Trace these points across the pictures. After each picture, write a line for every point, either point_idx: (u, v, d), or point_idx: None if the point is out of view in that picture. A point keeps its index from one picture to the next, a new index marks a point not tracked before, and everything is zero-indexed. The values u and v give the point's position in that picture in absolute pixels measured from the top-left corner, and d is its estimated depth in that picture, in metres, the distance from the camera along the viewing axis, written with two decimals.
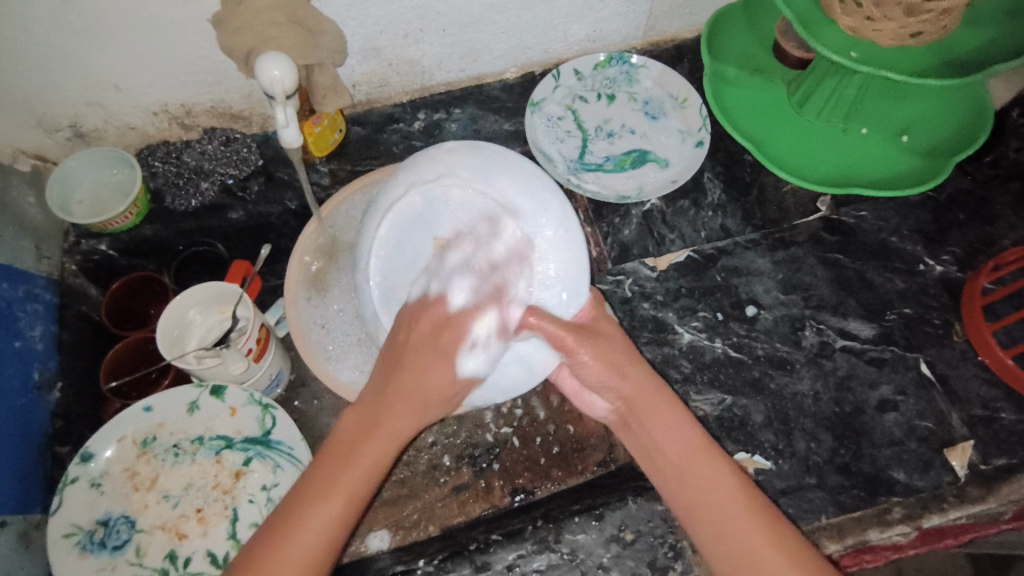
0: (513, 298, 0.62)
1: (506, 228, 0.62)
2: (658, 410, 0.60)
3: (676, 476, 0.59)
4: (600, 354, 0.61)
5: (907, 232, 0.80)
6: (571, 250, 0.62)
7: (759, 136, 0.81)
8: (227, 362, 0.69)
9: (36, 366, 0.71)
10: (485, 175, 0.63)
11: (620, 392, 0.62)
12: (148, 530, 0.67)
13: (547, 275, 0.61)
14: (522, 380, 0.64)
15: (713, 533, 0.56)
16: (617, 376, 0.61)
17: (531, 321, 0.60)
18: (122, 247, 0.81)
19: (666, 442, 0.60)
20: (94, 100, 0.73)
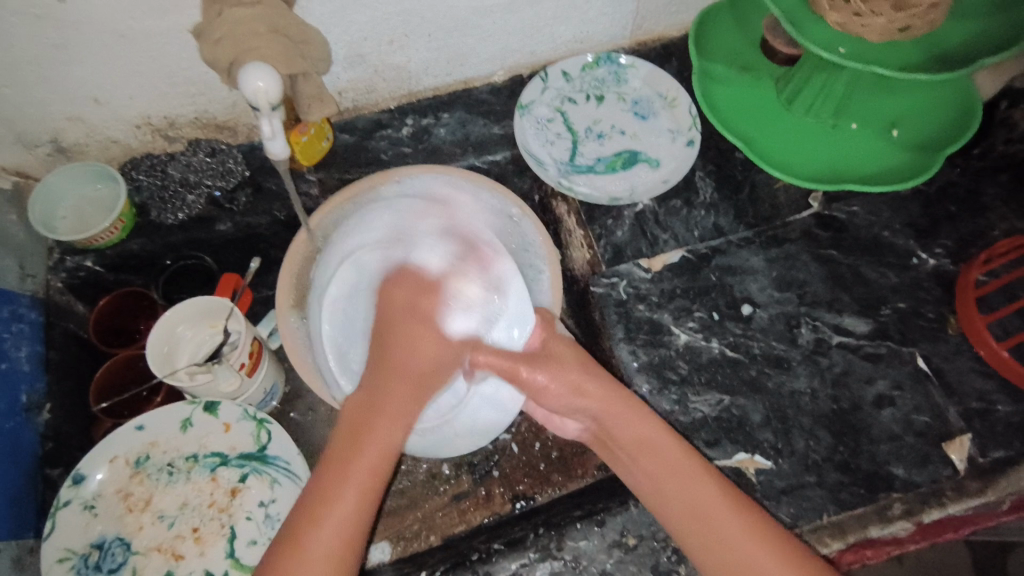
0: None
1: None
2: (627, 420, 0.61)
3: (670, 500, 0.58)
4: (559, 382, 0.63)
5: (899, 226, 0.80)
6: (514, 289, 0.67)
7: (749, 133, 0.80)
8: (219, 379, 0.69)
9: (23, 388, 0.70)
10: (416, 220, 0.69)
11: (585, 412, 0.63)
12: (144, 552, 0.66)
13: (491, 310, 0.67)
14: (497, 419, 0.71)
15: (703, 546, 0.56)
16: (580, 397, 0.63)
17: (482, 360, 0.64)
18: (108, 262, 0.79)
19: (642, 454, 0.61)
20: (74, 113, 0.72)
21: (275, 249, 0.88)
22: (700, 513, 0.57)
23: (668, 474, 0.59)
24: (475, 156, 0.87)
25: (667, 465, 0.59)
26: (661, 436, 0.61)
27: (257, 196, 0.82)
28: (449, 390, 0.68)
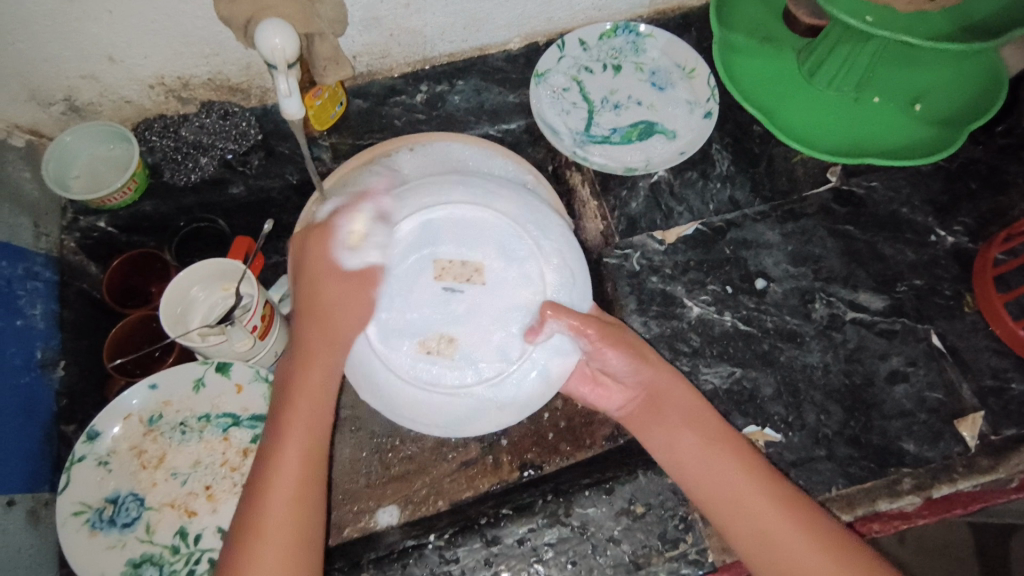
0: (527, 305, 0.66)
1: (518, 246, 0.67)
2: (669, 388, 0.62)
3: (699, 477, 0.59)
4: (624, 350, 0.62)
5: (918, 203, 0.79)
6: (564, 257, 0.67)
7: (769, 105, 0.79)
8: (233, 339, 0.68)
9: (39, 345, 0.71)
10: (490, 193, 0.68)
11: (643, 381, 0.63)
12: (158, 507, 0.67)
13: (556, 283, 0.67)
14: (540, 392, 0.66)
15: (732, 514, 0.57)
16: (642, 365, 0.62)
17: (551, 314, 0.63)
18: (122, 223, 0.79)
19: (681, 423, 0.61)
20: (88, 72, 0.71)
21: (288, 215, 0.86)
22: (731, 483, 0.57)
23: (712, 463, 0.59)
24: (490, 124, 0.87)
25: (710, 457, 0.59)
26: (699, 411, 0.61)
27: (270, 160, 0.82)
28: (500, 353, 0.66)
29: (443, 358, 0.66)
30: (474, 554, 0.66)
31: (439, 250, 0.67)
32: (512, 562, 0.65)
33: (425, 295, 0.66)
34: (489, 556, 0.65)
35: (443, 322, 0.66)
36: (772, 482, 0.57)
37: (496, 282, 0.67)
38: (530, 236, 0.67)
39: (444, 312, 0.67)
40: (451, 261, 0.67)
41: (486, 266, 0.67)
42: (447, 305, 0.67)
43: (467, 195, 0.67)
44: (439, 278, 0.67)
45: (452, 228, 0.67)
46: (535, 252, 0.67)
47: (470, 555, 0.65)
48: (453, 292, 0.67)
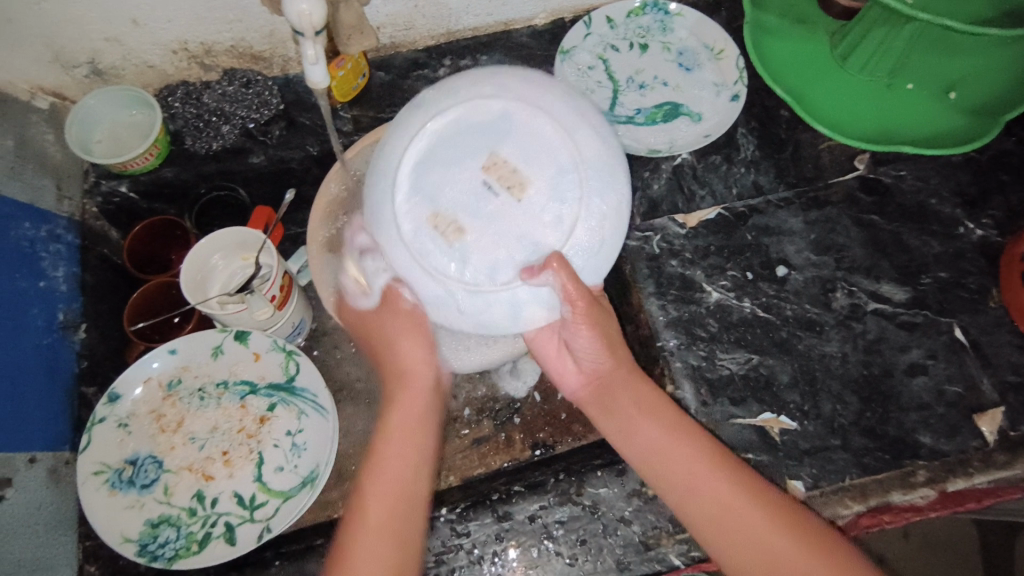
0: (543, 244, 0.53)
1: (567, 193, 0.53)
2: (629, 384, 0.61)
3: (653, 468, 0.58)
4: (596, 330, 0.58)
5: (946, 194, 0.77)
6: (608, 227, 0.55)
7: (801, 91, 0.78)
8: (252, 308, 0.69)
9: (60, 307, 0.71)
10: (582, 119, 0.54)
11: (599, 368, 0.62)
12: (176, 470, 0.68)
13: (578, 244, 0.54)
14: (501, 326, 0.56)
15: (706, 518, 0.55)
16: (604, 352, 0.61)
17: (553, 266, 0.52)
18: (142, 189, 0.79)
19: (639, 418, 0.60)
20: (111, 35, 0.71)
21: (308, 187, 0.87)
22: (692, 476, 0.56)
23: (665, 450, 0.58)
24: None
25: (660, 435, 0.58)
26: (654, 403, 0.60)
27: (291, 130, 0.81)
28: (489, 272, 0.53)
29: (437, 240, 0.53)
30: (485, 529, 0.66)
31: (501, 144, 0.53)
32: (522, 538, 0.65)
33: (462, 177, 0.53)
34: (499, 530, 0.66)
35: (461, 205, 0.53)
36: (718, 455, 0.57)
37: (524, 223, 0.53)
38: (592, 184, 0.53)
39: (466, 204, 0.53)
40: (508, 161, 0.53)
41: (532, 186, 0.53)
42: (477, 205, 0.52)
43: (570, 105, 0.55)
44: (484, 171, 0.53)
45: (523, 133, 0.53)
46: (590, 202, 0.53)
47: (481, 530, 0.66)
48: (486, 190, 0.52)
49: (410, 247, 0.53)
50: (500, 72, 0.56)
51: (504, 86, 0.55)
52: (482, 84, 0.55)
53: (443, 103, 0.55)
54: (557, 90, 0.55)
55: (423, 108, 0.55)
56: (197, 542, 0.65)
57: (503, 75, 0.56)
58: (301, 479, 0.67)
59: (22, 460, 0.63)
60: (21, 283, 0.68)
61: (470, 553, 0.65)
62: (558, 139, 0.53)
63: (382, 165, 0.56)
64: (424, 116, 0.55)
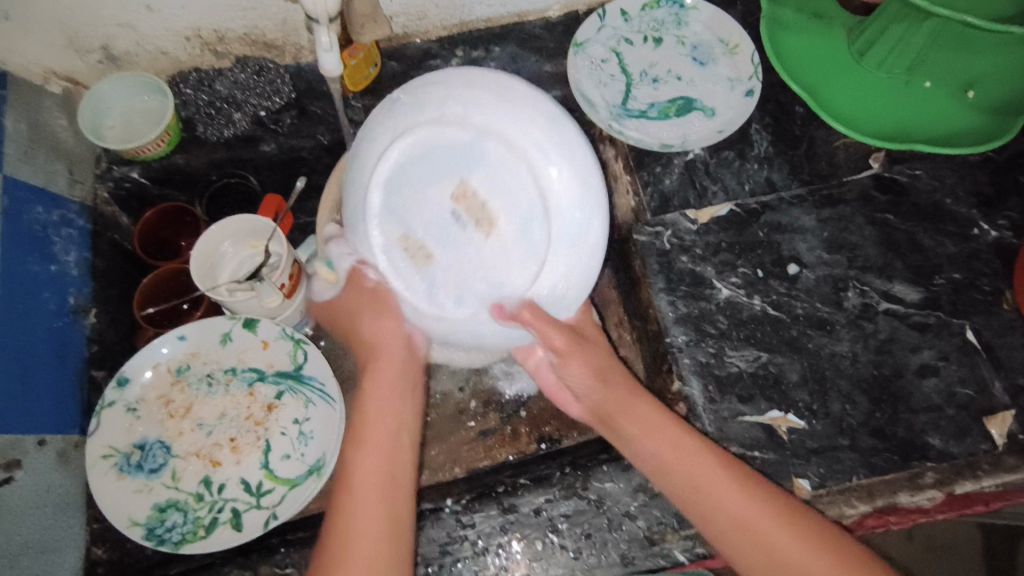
0: (505, 282, 0.57)
1: (532, 230, 0.56)
2: (632, 408, 0.63)
3: (682, 494, 0.59)
4: (586, 359, 0.63)
5: (962, 194, 0.76)
6: (574, 269, 0.57)
7: (818, 87, 0.78)
8: (262, 296, 0.70)
9: (71, 291, 0.72)
10: (557, 152, 0.55)
11: (599, 398, 0.65)
12: (184, 456, 0.69)
13: (544, 285, 0.57)
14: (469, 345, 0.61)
15: (731, 533, 0.57)
16: (600, 383, 0.64)
17: (523, 316, 0.57)
18: (153, 175, 0.79)
19: (653, 440, 0.61)
20: (125, 20, 0.71)
21: (319, 175, 0.86)
22: (704, 490, 0.58)
23: (690, 469, 0.59)
24: None
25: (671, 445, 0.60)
26: (664, 421, 0.62)
27: (302, 119, 0.81)
28: (454, 302, 0.59)
29: (409, 262, 0.59)
30: (490, 521, 0.66)
31: (471, 174, 0.57)
32: (527, 531, 0.65)
33: (432, 204, 0.58)
34: (504, 523, 0.66)
35: (432, 233, 0.58)
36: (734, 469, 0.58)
37: (489, 259, 0.57)
38: (559, 224, 0.56)
39: (432, 228, 0.58)
40: (477, 193, 0.57)
41: (500, 221, 0.57)
42: (446, 233, 0.58)
43: (544, 133, 0.55)
44: (455, 199, 0.58)
45: (491, 166, 0.56)
46: (557, 244, 0.56)
47: (486, 522, 0.66)
48: (455, 220, 0.58)
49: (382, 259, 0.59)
50: (477, 85, 0.56)
51: (477, 108, 0.56)
52: (455, 100, 0.56)
53: (416, 119, 0.57)
54: (536, 115, 0.55)
55: (398, 119, 0.58)
56: (203, 527, 0.65)
57: (474, 87, 0.56)
58: (307, 467, 0.67)
59: (32, 442, 0.63)
60: (33, 266, 0.68)
61: (474, 544, 0.65)
62: (528, 173, 0.55)
63: (357, 170, 0.59)
64: (394, 129, 0.57)
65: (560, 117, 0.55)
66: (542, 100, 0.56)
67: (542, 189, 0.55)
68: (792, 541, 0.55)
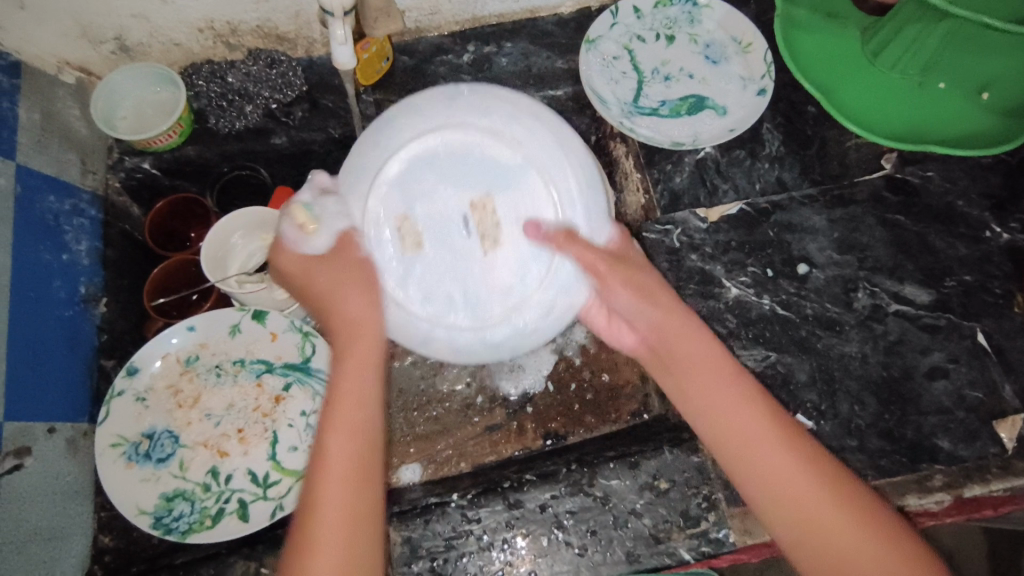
0: (478, 299, 0.62)
1: (527, 264, 0.61)
2: (688, 351, 0.56)
3: (731, 448, 0.53)
4: (632, 288, 0.57)
5: (974, 196, 0.76)
6: (552, 318, 0.61)
7: (830, 86, 0.77)
8: (272, 288, 0.73)
9: (82, 281, 0.72)
10: (582, 206, 0.61)
11: (652, 324, 0.57)
12: (191, 446, 0.69)
13: (527, 311, 0.61)
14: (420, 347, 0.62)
15: (773, 499, 0.51)
16: (655, 307, 0.57)
17: (564, 244, 0.59)
18: (165, 166, 0.80)
19: (711, 392, 0.55)
20: (139, 11, 0.71)
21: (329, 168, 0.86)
22: (759, 450, 0.52)
23: (742, 423, 0.53)
24: (536, 89, 0.85)
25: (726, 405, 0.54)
26: (725, 372, 0.55)
27: (313, 112, 0.81)
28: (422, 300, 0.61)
29: (399, 241, 0.62)
30: (495, 516, 0.66)
31: (494, 193, 0.62)
32: (532, 527, 0.65)
33: (444, 205, 0.63)
34: (510, 518, 0.66)
35: (433, 227, 0.62)
36: (796, 437, 0.53)
37: (476, 275, 0.62)
38: (551, 270, 0.60)
39: (435, 224, 0.62)
40: (489, 210, 0.62)
41: (503, 246, 0.62)
42: (446, 233, 0.62)
43: (582, 182, 0.61)
44: (468, 208, 0.62)
45: (515, 195, 0.62)
46: (547, 287, 0.61)
47: (491, 517, 0.66)
48: (463, 226, 0.62)
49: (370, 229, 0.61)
50: (537, 118, 0.61)
51: (528, 140, 0.61)
52: (515, 121, 0.61)
53: (470, 120, 0.61)
54: (579, 169, 0.61)
55: (451, 112, 0.62)
56: (210, 517, 0.65)
57: (536, 124, 0.61)
58: None
59: (41, 430, 0.63)
60: (45, 255, 0.68)
61: (479, 539, 0.65)
62: (545, 213, 0.61)
63: (389, 134, 0.61)
64: (444, 118, 0.61)
65: (598, 179, 0.61)
66: (592, 160, 0.62)
67: (542, 219, 0.61)
68: (849, 524, 0.49)
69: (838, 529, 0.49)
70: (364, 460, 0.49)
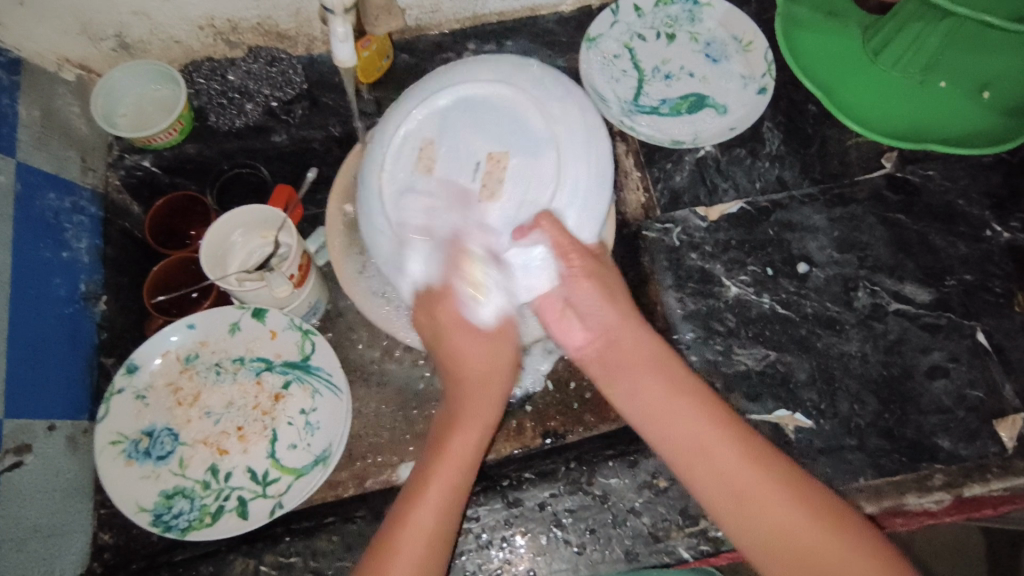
0: (445, 239, 0.62)
1: (499, 225, 0.62)
2: (627, 353, 0.62)
3: (675, 448, 0.58)
4: (597, 283, 0.62)
5: (975, 195, 0.76)
6: (505, 284, 0.62)
7: (829, 84, 0.77)
8: (273, 286, 0.69)
9: (82, 278, 0.72)
10: (579, 202, 0.61)
11: (604, 322, 0.63)
12: (191, 443, 0.69)
13: (484, 269, 0.62)
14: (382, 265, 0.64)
15: (723, 499, 0.55)
16: (607, 305, 0.63)
17: (541, 223, 0.60)
18: (165, 164, 0.80)
19: (652, 394, 0.60)
20: (140, 8, 0.71)
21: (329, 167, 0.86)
22: (701, 449, 0.57)
23: (682, 422, 0.58)
24: None
25: (676, 412, 0.59)
26: (666, 375, 0.60)
27: (313, 110, 0.81)
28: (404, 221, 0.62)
29: (420, 161, 0.64)
30: (494, 514, 0.66)
31: (511, 156, 0.63)
32: (531, 525, 0.65)
33: (469, 150, 0.64)
34: (509, 516, 0.66)
35: (454, 165, 0.64)
36: (738, 434, 0.57)
37: (459, 223, 0.62)
38: (518, 251, 0.61)
39: (451, 159, 0.64)
40: (501, 169, 0.63)
41: (495, 202, 0.62)
42: (456, 173, 0.64)
43: (593, 180, 0.62)
44: (485, 159, 0.64)
45: (529, 164, 0.63)
46: (512, 252, 0.61)
47: (490, 515, 0.66)
48: (473, 172, 0.64)
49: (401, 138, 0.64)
50: (581, 111, 0.63)
51: (562, 122, 0.62)
52: (561, 101, 0.63)
53: (526, 87, 0.63)
54: (593, 165, 0.61)
55: (514, 78, 0.64)
56: (210, 514, 0.65)
57: (580, 112, 0.63)
58: (313, 457, 0.68)
59: (41, 427, 0.63)
60: (45, 252, 0.68)
61: (478, 537, 0.65)
62: (542, 195, 0.62)
63: (456, 69, 0.65)
64: (507, 79, 0.64)
65: (603, 180, 0.62)
66: (610, 170, 0.62)
67: (524, 224, 0.61)
68: (796, 513, 0.52)
69: (784, 519, 0.52)
70: (461, 486, 0.58)
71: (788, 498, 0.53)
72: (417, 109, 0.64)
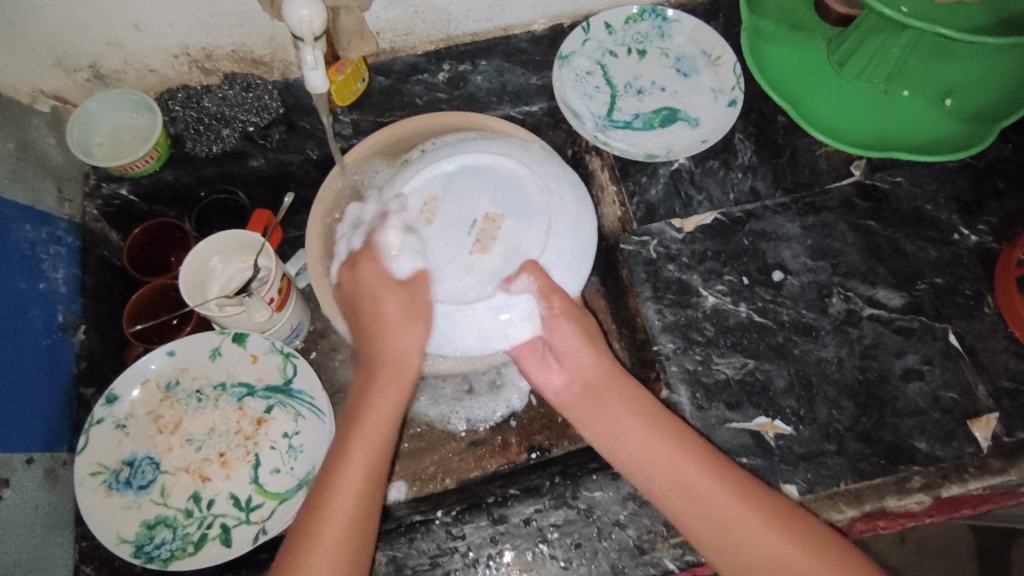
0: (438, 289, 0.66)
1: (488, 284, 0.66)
2: (605, 396, 0.62)
3: (655, 483, 0.58)
4: (576, 324, 0.64)
5: (943, 200, 0.78)
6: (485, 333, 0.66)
7: (796, 96, 0.79)
8: (251, 312, 0.69)
9: (60, 308, 0.72)
10: (564, 262, 0.68)
11: (582, 365, 0.63)
12: (173, 471, 0.69)
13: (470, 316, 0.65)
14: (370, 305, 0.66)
15: (714, 534, 0.55)
16: (586, 346, 0.64)
17: (530, 270, 0.64)
18: (143, 192, 0.79)
19: (631, 436, 0.60)
20: (112, 39, 0.71)
21: (307, 190, 0.87)
22: (685, 486, 0.57)
23: (660, 458, 0.58)
24: (512, 105, 0.87)
25: (653, 448, 0.58)
26: (648, 414, 0.60)
27: (291, 134, 0.82)
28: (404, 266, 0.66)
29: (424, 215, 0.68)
30: (480, 532, 0.66)
31: (508, 219, 0.69)
32: (518, 541, 0.65)
33: (466, 212, 0.69)
34: (495, 534, 0.66)
35: (451, 222, 0.69)
36: (728, 473, 0.57)
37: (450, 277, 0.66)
38: (506, 300, 0.65)
39: (449, 216, 0.69)
40: (495, 230, 0.68)
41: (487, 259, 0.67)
42: (453, 229, 0.68)
43: (576, 248, 0.68)
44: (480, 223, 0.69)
45: (522, 227, 0.69)
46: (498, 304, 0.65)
47: (476, 532, 0.66)
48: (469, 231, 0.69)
49: (406, 194, 0.68)
50: (574, 192, 0.70)
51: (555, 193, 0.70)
52: (554, 179, 0.70)
53: (528, 163, 0.70)
54: (578, 234, 0.69)
55: (517, 154, 0.71)
56: (193, 543, 0.65)
57: (567, 187, 0.70)
58: (297, 481, 0.68)
59: (20, 461, 0.63)
60: (20, 284, 0.68)
61: (465, 556, 0.65)
62: (530, 251, 0.68)
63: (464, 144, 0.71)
64: (509, 154, 0.71)
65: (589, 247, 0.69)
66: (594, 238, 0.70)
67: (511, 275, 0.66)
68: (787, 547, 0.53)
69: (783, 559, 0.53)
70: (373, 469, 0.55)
71: (760, 519, 0.55)
72: (426, 168, 0.69)
